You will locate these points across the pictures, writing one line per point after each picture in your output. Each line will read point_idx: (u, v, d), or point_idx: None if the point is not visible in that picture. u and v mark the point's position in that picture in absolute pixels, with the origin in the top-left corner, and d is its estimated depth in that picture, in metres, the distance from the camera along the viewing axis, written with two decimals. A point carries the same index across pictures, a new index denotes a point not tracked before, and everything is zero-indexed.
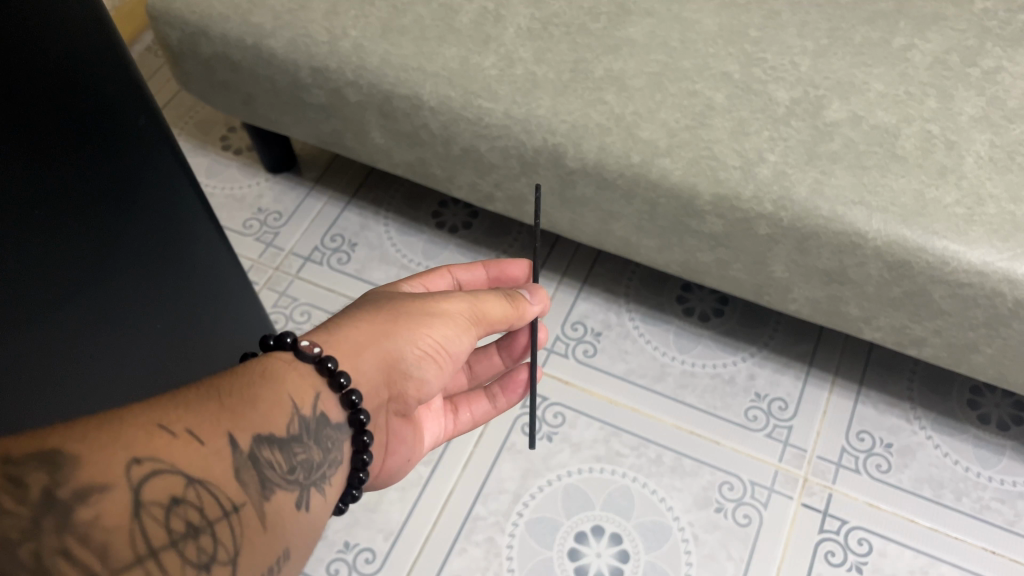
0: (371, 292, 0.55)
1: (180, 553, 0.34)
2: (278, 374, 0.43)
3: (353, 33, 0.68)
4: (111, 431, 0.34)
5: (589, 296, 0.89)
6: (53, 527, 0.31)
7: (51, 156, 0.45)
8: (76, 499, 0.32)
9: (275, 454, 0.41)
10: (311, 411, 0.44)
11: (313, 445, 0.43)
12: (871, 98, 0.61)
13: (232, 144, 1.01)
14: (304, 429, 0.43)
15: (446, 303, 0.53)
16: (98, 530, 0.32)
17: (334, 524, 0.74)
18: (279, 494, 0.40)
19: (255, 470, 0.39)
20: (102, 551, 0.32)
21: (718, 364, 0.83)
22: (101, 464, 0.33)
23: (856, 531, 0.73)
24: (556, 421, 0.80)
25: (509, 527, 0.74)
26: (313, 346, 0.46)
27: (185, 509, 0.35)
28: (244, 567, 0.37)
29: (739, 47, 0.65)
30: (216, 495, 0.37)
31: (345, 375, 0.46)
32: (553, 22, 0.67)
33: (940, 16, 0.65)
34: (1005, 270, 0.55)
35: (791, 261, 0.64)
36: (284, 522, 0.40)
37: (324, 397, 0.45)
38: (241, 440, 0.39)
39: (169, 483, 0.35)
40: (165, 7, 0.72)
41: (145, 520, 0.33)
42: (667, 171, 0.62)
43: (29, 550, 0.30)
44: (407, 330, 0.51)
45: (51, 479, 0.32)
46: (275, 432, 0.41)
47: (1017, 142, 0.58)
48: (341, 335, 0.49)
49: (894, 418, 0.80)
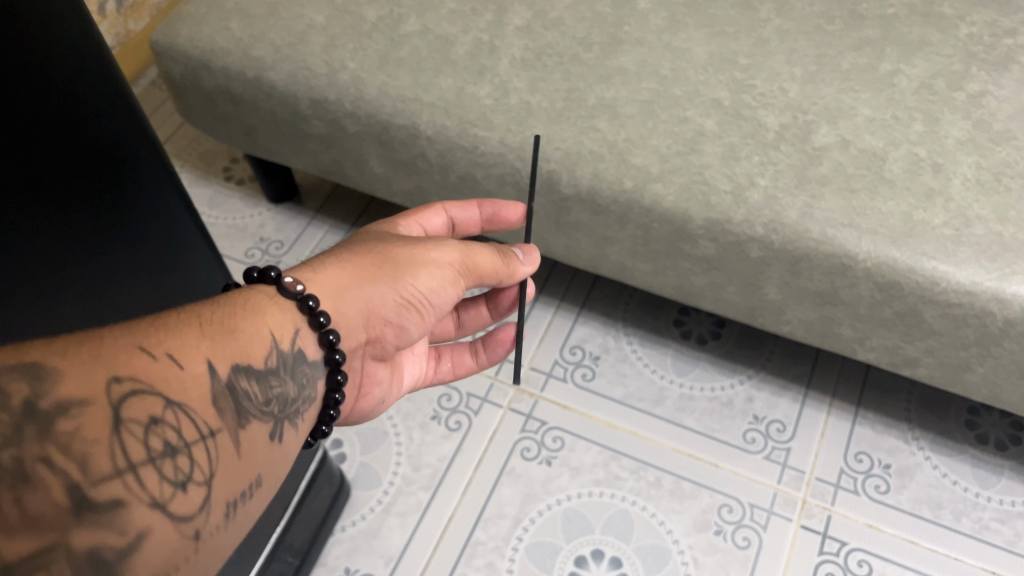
0: (360, 235, 0.55)
1: (158, 471, 0.33)
2: (257, 306, 0.44)
3: (351, 65, 0.70)
4: (91, 348, 0.33)
5: (587, 320, 0.89)
6: (35, 435, 0.30)
7: (52, 177, 0.48)
8: (58, 411, 0.31)
9: (251, 384, 0.41)
10: (288, 346, 0.44)
11: (289, 379, 0.44)
12: (858, 122, 0.62)
13: (234, 174, 1.02)
14: (280, 362, 0.43)
15: (434, 252, 0.54)
16: (78, 441, 0.31)
17: (335, 549, 0.75)
18: (253, 423, 0.40)
19: (231, 398, 0.39)
20: (82, 461, 0.31)
21: (715, 388, 0.84)
22: (79, 379, 0.32)
23: (856, 553, 0.74)
24: (555, 445, 0.80)
25: (509, 551, 0.74)
26: (296, 283, 0.46)
27: (164, 430, 0.34)
28: (220, 491, 0.36)
29: (729, 74, 0.66)
30: (193, 419, 0.36)
31: (325, 315, 0.46)
32: (546, 52, 0.69)
33: (925, 42, 0.66)
34: (993, 289, 0.56)
35: (783, 284, 0.65)
36: (256, 452, 0.40)
37: (303, 333, 0.46)
38: (220, 368, 0.39)
39: (149, 403, 0.34)
40: (168, 42, 0.73)
41: (126, 437, 0.32)
42: (660, 196, 0.63)
43: (11, 454, 0.29)
44: (391, 279, 0.52)
45: (32, 390, 0.30)
46: (251, 365, 0.41)
47: (1002, 164, 0.59)
48: (324, 274, 0.49)
49: (892, 439, 0.80)
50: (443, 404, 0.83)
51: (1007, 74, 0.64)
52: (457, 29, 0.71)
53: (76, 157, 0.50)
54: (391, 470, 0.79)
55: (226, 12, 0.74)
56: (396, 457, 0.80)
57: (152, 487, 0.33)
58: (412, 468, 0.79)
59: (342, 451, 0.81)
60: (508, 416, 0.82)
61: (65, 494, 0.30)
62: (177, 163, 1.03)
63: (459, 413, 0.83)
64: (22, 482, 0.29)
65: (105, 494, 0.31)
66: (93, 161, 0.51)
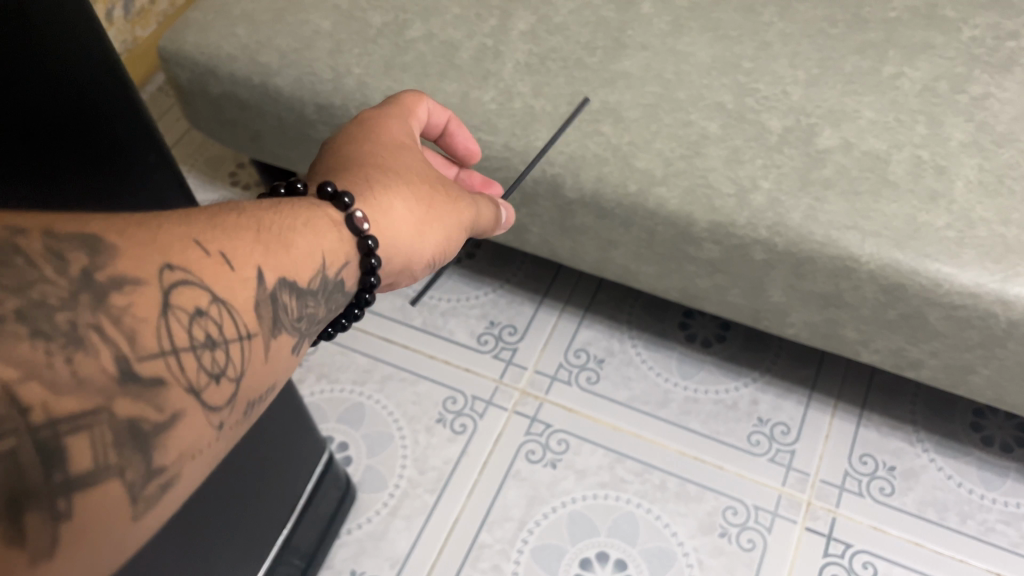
0: (393, 155, 0.49)
1: (197, 360, 0.30)
2: (318, 226, 0.40)
3: (357, 70, 0.70)
4: (148, 230, 0.31)
5: (592, 323, 0.90)
6: (89, 303, 0.27)
7: None
8: (113, 284, 0.28)
9: (295, 302, 0.37)
10: (335, 272, 0.40)
11: (325, 305, 0.40)
12: (861, 125, 0.63)
13: (240, 179, 1.02)
14: (325, 288, 0.39)
15: (465, 211, 0.53)
16: (130, 318, 0.28)
17: (341, 552, 0.75)
18: (288, 339, 0.37)
19: (275, 309, 0.35)
20: (130, 335, 0.28)
21: (721, 391, 0.84)
22: (133, 256, 0.29)
23: (861, 555, 0.74)
24: (560, 448, 0.81)
25: (514, 554, 0.74)
26: (362, 217, 0.42)
27: (207, 323, 0.31)
28: (246, 391, 0.34)
29: (732, 78, 0.66)
30: (236, 319, 0.33)
31: (377, 254, 0.43)
32: (550, 56, 0.69)
33: (928, 45, 0.66)
34: (997, 291, 0.56)
35: (788, 286, 0.65)
36: (284, 367, 0.37)
37: (349, 267, 0.42)
38: (270, 277, 0.35)
39: (196, 294, 0.31)
40: (175, 49, 0.74)
41: (172, 321, 0.30)
42: (664, 200, 0.63)
43: (65, 318, 0.26)
44: (437, 234, 0.50)
45: (90, 261, 0.28)
46: (299, 284, 0.37)
47: (1005, 167, 0.59)
48: (388, 222, 0.45)
49: (897, 440, 0.80)
50: (448, 407, 0.84)
51: (1010, 76, 0.64)
52: (461, 34, 0.71)
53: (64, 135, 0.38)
54: (396, 473, 0.80)
55: (232, 18, 0.74)
56: (401, 461, 0.80)
57: (190, 374, 0.30)
58: (417, 471, 0.80)
59: (348, 454, 0.81)
60: (513, 419, 0.83)
61: (114, 363, 0.27)
62: (184, 169, 1.03)
63: (464, 416, 0.83)
64: (73, 344, 0.26)
65: (149, 370, 0.28)
66: (57, 128, 0.38)
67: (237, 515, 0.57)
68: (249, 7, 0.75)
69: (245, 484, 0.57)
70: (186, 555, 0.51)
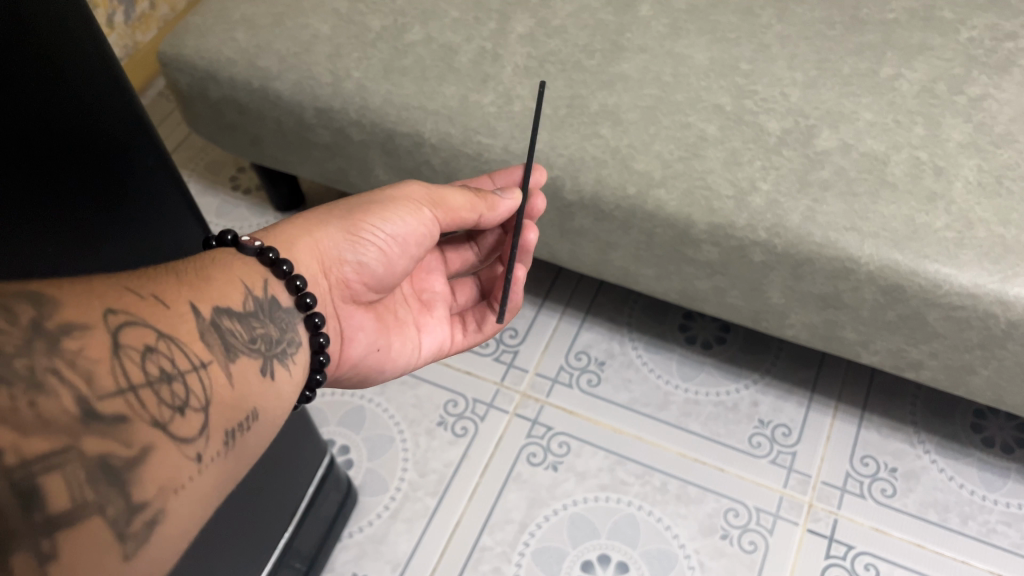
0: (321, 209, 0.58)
1: (156, 392, 0.33)
2: (225, 261, 0.45)
3: (356, 74, 0.70)
4: (87, 284, 0.34)
5: (592, 326, 0.90)
6: (44, 348, 0.30)
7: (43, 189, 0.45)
8: (63, 331, 0.31)
9: (234, 325, 0.41)
10: (262, 294, 0.46)
11: (268, 321, 0.45)
12: (860, 127, 0.63)
13: (241, 183, 1.03)
14: (257, 307, 0.45)
15: (385, 195, 0.56)
16: (83, 359, 0.31)
17: (343, 556, 0.75)
18: (240, 358, 0.41)
19: (217, 335, 0.39)
20: (87, 376, 0.31)
21: (721, 393, 0.84)
22: (79, 306, 0.32)
23: (863, 557, 0.74)
24: (561, 451, 0.81)
25: (516, 557, 0.75)
26: (253, 240, 0.47)
27: (159, 357, 0.35)
28: (216, 418, 0.37)
29: (730, 80, 0.67)
30: (185, 350, 0.37)
31: (300, 279, 0.48)
32: (549, 59, 0.69)
33: (926, 46, 0.67)
34: (996, 292, 0.56)
35: (787, 287, 0.65)
36: (248, 387, 0.40)
37: (272, 284, 0.47)
38: (203, 309, 0.40)
39: (142, 333, 0.35)
40: (175, 53, 0.74)
41: (125, 358, 0.33)
42: (662, 202, 0.63)
43: (24, 363, 0.29)
44: (337, 220, 0.54)
45: (37, 313, 0.30)
46: (231, 308, 0.42)
47: (1004, 167, 0.59)
48: (271, 229, 0.52)
49: (897, 442, 0.80)
50: (449, 409, 0.84)
51: (1008, 77, 0.64)
52: (460, 38, 0.71)
53: (64, 140, 0.38)
54: (398, 475, 0.80)
55: (232, 23, 0.74)
56: (403, 463, 0.81)
57: (152, 408, 0.33)
58: (419, 474, 0.80)
59: (349, 457, 0.81)
60: (515, 421, 0.83)
61: (75, 403, 0.30)
62: (185, 173, 1.04)
63: (466, 418, 0.83)
64: (34, 387, 0.29)
65: (111, 408, 0.31)
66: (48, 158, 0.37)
67: (238, 516, 0.57)
68: (248, 11, 0.75)
69: (245, 485, 0.57)
70: (189, 555, 0.51)
